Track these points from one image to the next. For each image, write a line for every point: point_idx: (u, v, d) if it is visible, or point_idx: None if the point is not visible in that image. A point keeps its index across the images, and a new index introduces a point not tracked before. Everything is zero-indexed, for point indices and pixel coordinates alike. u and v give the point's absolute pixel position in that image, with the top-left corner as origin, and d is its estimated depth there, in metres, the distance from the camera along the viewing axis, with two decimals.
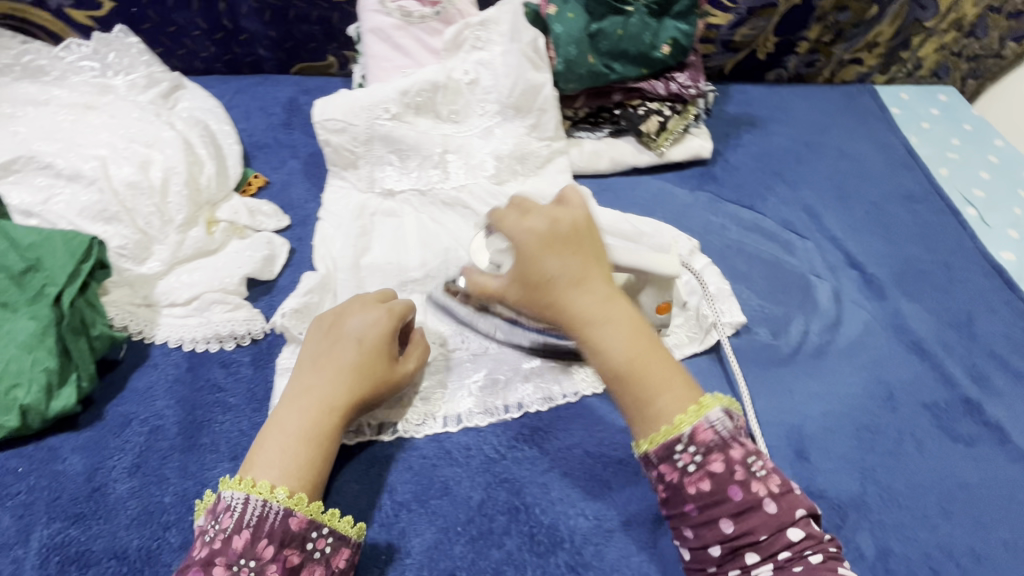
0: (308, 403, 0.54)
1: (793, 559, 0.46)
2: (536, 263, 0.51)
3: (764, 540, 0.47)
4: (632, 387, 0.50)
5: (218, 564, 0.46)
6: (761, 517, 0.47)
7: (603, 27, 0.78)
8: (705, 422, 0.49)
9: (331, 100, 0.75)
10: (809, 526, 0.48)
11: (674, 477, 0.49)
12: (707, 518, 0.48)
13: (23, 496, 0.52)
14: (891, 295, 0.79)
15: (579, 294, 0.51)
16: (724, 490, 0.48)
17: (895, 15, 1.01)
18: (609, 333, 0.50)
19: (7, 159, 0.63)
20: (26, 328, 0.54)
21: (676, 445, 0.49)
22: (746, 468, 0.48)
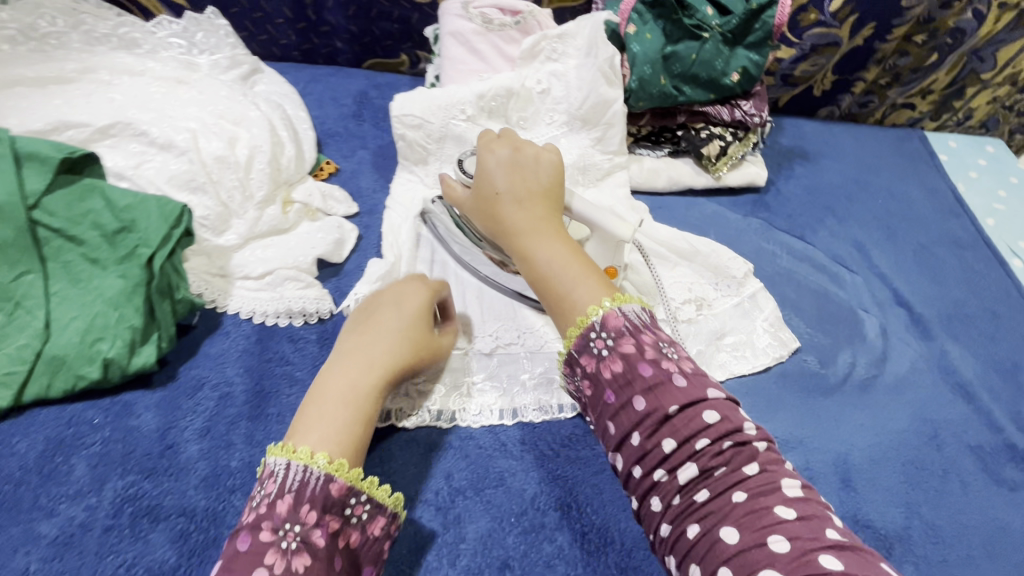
0: (347, 367, 0.53)
1: (720, 453, 0.42)
2: (488, 181, 0.58)
3: (678, 419, 0.44)
4: (551, 284, 0.52)
5: (264, 530, 0.43)
6: (671, 393, 0.45)
7: (677, 50, 0.80)
8: (618, 311, 0.48)
9: (410, 96, 0.78)
10: (726, 411, 0.44)
11: (592, 365, 0.48)
12: (623, 402, 0.46)
13: (98, 447, 0.53)
14: (937, 335, 0.80)
15: (516, 208, 0.56)
16: (635, 368, 0.46)
17: (952, 64, 1.02)
18: (536, 238, 0.54)
19: (106, 123, 0.66)
20: (115, 285, 0.56)
21: (590, 333, 0.48)
22: (658, 350, 0.47)
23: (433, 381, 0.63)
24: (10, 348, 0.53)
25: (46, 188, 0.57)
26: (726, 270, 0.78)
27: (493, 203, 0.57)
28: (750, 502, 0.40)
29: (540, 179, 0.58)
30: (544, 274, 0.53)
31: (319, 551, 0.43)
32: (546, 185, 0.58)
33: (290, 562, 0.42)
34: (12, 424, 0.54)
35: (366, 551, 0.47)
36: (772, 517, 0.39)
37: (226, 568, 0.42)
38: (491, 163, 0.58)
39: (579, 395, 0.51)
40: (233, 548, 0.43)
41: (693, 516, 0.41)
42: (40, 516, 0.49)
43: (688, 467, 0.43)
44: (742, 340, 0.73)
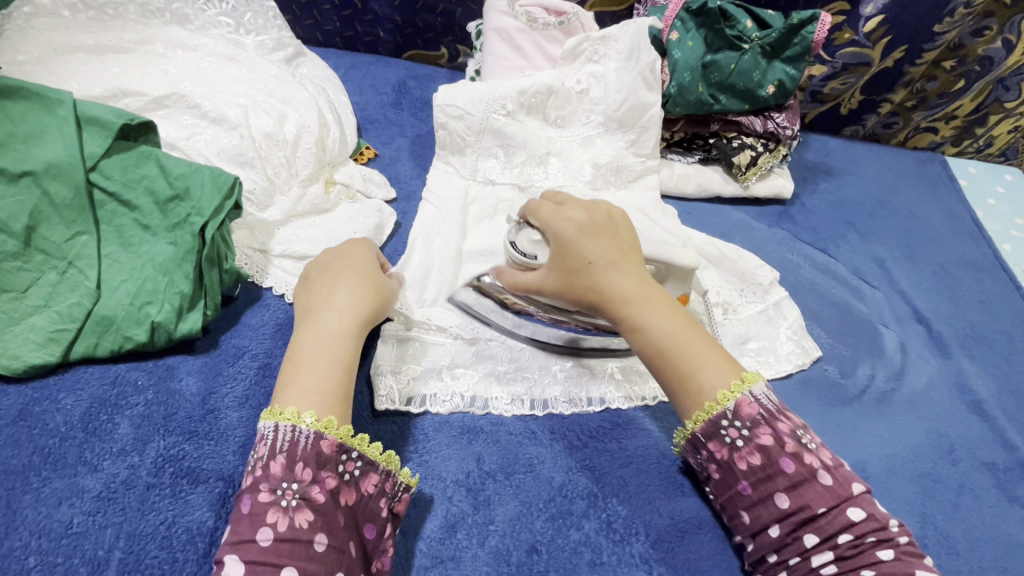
0: (318, 319, 0.56)
1: (858, 544, 0.47)
2: (575, 249, 0.58)
3: (820, 514, 0.48)
4: (673, 361, 0.53)
5: (263, 490, 0.46)
6: (813, 488, 0.49)
7: (717, 59, 0.82)
8: (750, 398, 0.52)
9: (455, 88, 0.80)
10: (867, 506, 0.48)
11: (724, 453, 0.52)
12: (764, 494, 0.50)
13: (141, 408, 0.54)
14: (955, 354, 0.81)
15: (615, 277, 0.57)
16: (772, 461, 0.50)
17: (978, 91, 1.04)
18: (648, 312, 0.55)
19: (161, 94, 0.68)
20: (166, 252, 0.57)
21: (722, 421, 0.51)
22: (795, 441, 0.50)
23: (466, 370, 0.65)
24: (61, 306, 0.54)
25: (105, 152, 0.58)
26: (753, 276, 0.79)
27: (586, 273, 0.57)
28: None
29: (626, 241, 0.60)
30: (663, 349, 0.54)
31: (319, 506, 0.46)
32: (629, 249, 0.59)
33: (292, 519, 0.45)
34: (58, 380, 0.55)
35: (363, 506, 0.50)
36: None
37: (233, 530, 0.45)
38: (573, 230, 0.59)
39: (705, 474, 0.55)
40: (238, 511, 0.46)
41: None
42: (84, 471, 0.50)
43: (824, 553, 0.47)
44: (766, 347, 0.75)
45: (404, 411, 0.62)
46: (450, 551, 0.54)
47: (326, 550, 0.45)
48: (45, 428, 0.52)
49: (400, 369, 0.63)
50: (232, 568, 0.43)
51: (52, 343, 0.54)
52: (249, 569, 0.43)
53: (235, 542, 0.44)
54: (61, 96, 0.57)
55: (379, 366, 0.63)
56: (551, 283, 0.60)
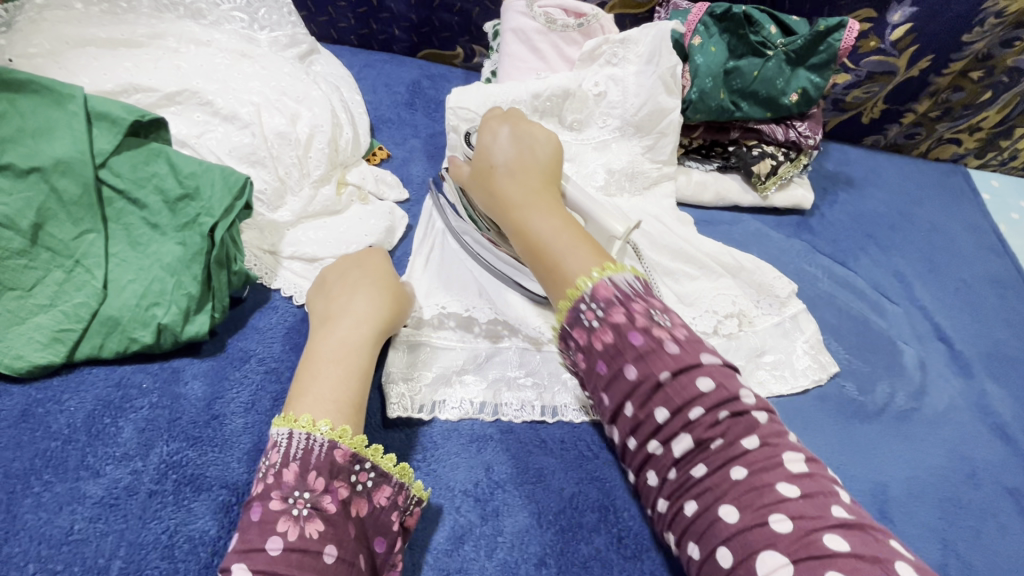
0: (335, 327, 0.55)
1: (715, 425, 0.46)
2: (487, 154, 0.63)
3: (675, 392, 0.47)
4: (543, 254, 0.55)
5: (274, 498, 0.45)
6: (663, 362, 0.47)
7: (740, 65, 0.81)
8: (607, 281, 0.51)
9: (469, 89, 0.78)
10: (722, 384, 0.47)
11: (584, 336, 0.51)
12: (615, 373, 0.49)
13: (146, 412, 0.53)
14: (977, 373, 0.79)
15: (510, 181, 0.60)
16: (625, 338, 0.49)
17: (1005, 103, 1.01)
18: (528, 209, 0.58)
19: (173, 90, 0.67)
20: (175, 252, 0.56)
21: (580, 304, 0.51)
22: (648, 318, 0.49)
23: (476, 376, 0.64)
24: (66, 305, 0.53)
25: (115, 149, 0.57)
26: (770, 288, 0.77)
27: (488, 173, 0.62)
28: (752, 478, 0.44)
29: (537, 155, 0.63)
30: (538, 242, 0.56)
31: (331, 517, 0.45)
32: (544, 164, 0.63)
33: (303, 529, 0.44)
34: (62, 381, 0.54)
35: (375, 518, 0.48)
36: (773, 494, 0.43)
37: (242, 538, 0.43)
38: (492, 141, 0.64)
39: (574, 366, 0.54)
40: (247, 518, 0.44)
41: (691, 494, 0.46)
42: (86, 476, 0.49)
43: (684, 440, 0.47)
44: (783, 361, 0.73)
45: (415, 418, 0.61)
46: (457, 563, 0.53)
47: (335, 562, 0.44)
48: (48, 431, 0.51)
49: (410, 372, 0.62)
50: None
51: (56, 343, 0.53)
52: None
53: (243, 551, 0.42)
54: (71, 91, 0.56)
55: (389, 373, 0.61)
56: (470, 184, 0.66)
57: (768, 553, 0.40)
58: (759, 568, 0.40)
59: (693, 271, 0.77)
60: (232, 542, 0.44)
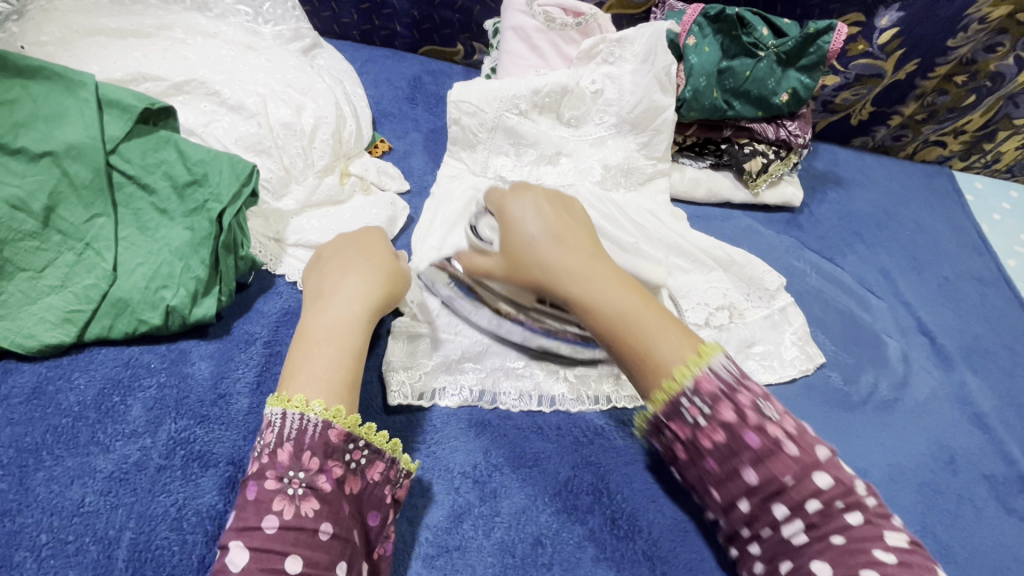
0: (327, 305, 0.56)
1: (827, 512, 0.47)
2: (523, 233, 0.59)
3: (793, 489, 0.48)
4: (629, 341, 0.54)
5: (270, 477, 0.47)
6: (782, 460, 0.48)
7: (733, 65, 0.83)
8: (707, 372, 0.51)
9: (469, 85, 0.81)
10: (837, 475, 0.48)
11: (687, 433, 0.51)
12: (730, 471, 0.50)
13: (154, 391, 0.55)
14: (957, 366, 0.82)
15: (563, 258, 0.57)
16: (739, 437, 0.49)
17: (989, 106, 1.04)
18: (595, 288, 0.56)
19: (181, 80, 0.68)
20: (183, 237, 0.58)
21: (682, 401, 0.51)
22: (758, 413, 0.50)
23: (475, 364, 0.66)
24: (76, 287, 0.54)
25: (125, 136, 0.58)
26: (760, 281, 0.80)
27: (527, 248, 0.59)
28: (850, 545, 0.46)
29: (571, 223, 0.61)
30: (615, 324, 0.54)
31: (325, 495, 0.47)
32: (581, 230, 0.61)
33: (299, 508, 0.46)
34: (72, 360, 0.55)
35: (369, 494, 0.50)
36: (869, 557, 0.45)
37: (240, 515, 0.46)
38: (519, 213, 0.61)
39: (671, 455, 0.54)
40: (245, 496, 0.46)
41: (787, 556, 0.48)
42: (97, 451, 0.51)
43: (794, 523, 0.48)
44: (772, 352, 0.75)
45: (415, 405, 0.63)
46: (456, 541, 0.55)
47: (330, 538, 0.46)
48: (58, 408, 0.52)
49: (410, 362, 0.64)
50: (237, 554, 0.43)
51: (67, 323, 0.54)
52: (254, 556, 0.43)
53: (240, 529, 0.44)
54: (83, 78, 0.57)
55: (389, 362, 0.63)
56: (495, 260, 0.61)
57: None
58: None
59: (686, 264, 0.79)
60: (232, 520, 0.46)
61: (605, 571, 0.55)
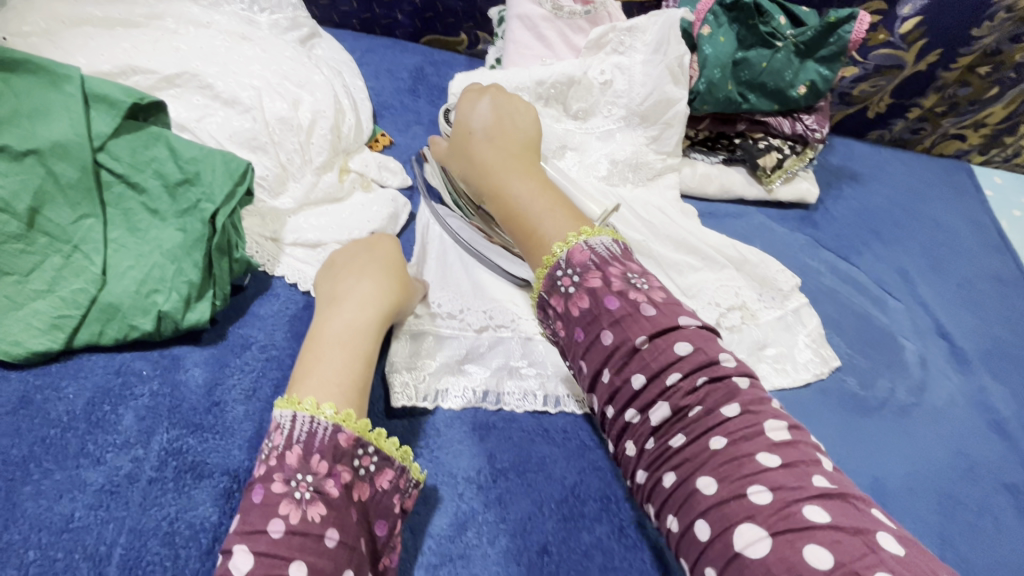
0: (340, 309, 0.55)
1: (693, 391, 0.47)
2: (462, 121, 0.65)
3: (649, 356, 0.49)
4: (520, 220, 0.59)
5: (276, 480, 0.44)
6: (638, 323, 0.50)
7: (749, 56, 0.80)
8: (582, 246, 0.55)
9: (473, 77, 0.78)
10: (700, 348, 0.49)
11: (561, 303, 0.54)
12: (592, 338, 0.52)
13: (146, 399, 0.53)
14: (976, 369, 0.79)
15: (485, 146, 0.63)
16: (601, 302, 0.52)
17: (1011, 99, 1.00)
18: (505, 178, 0.61)
19: (173, 73, 0.65)
20: (175, 238, 0.55)
21: (557, 271, 0.55)
22: (623, 281, 0.52)
23: (479, 364, 0.64)
24: (64, 291, 0.52)
25: (113, 132, 0.56)
26: (773, 281, 0.77)
27: (467, 140, 0.64)
28: (730, 448, 0.44)
29: (514, 122, 0.65)
30: (517, 209, 0.60)
31: (333, 500, 0.44)
32: (520, 129, 0.65)
33: (306, 512, 0.43)
34: (60, 367, 0.53)
35: (376, 502, 0.48)
36: (753, 465, 0.43)
37: (245, 519, 0.43)
38: (467, 108, 0.65)
39: (555, 336, 0.56)
40: (250, 500, 0.44)
41: (670, 465, 0.46)
42: (87, 463, 0.49)
43: (661, 407, 0.48)
44: (785, 354, 0.73)
45: (419, 407, 0.60)
46: (460, 549, 0.53)
47: (337, 546, 0.43)
48: (47, 418, 0.50)
49: (411, 358, 0.62)
50: (241, 558, 0.41)
51: (55, 330, 0.52)
52: (259, 561, 0.41)
53: (246, 533, 0.42)
54: (68, 72, 0.55)
55: (394, 362, 0.61)
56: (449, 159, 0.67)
57: (745, 525, 0.41)
58: (737, 541, 0.40)
59: (696, 262, 0.77)
60: (235, 524, 0.43)
61: None
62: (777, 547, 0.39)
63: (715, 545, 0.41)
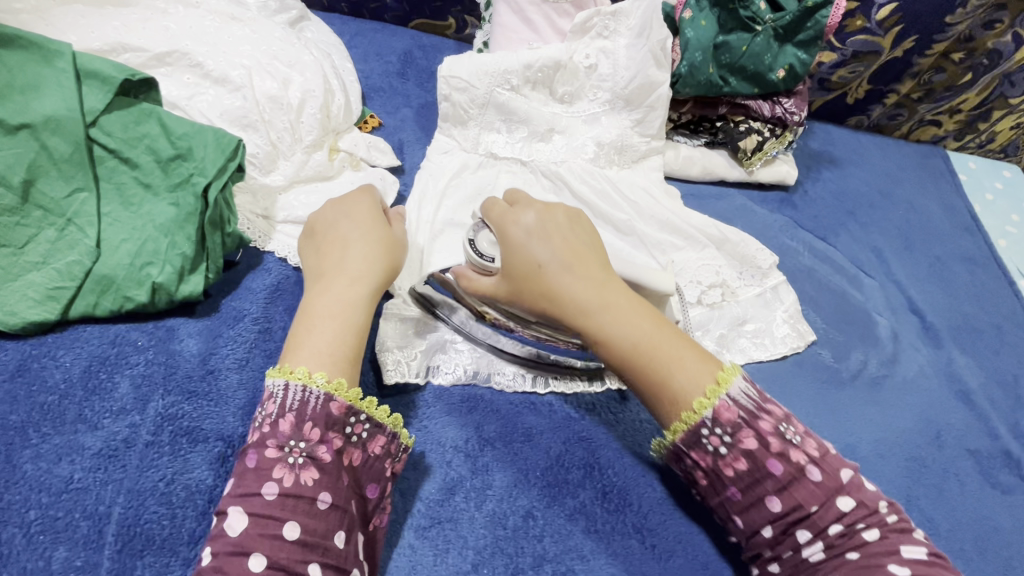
0: (328, 284, 0.55)
1: (849, 532, 0.48)
2: (527, 255, 0.57)
3: (815, 512, 0.49)
4: (646, 369, 0.53)
5: (270, 446, 0.47)
6: (805, 485, 0.49)
7: (729, 40, 0.82)
8: (727, 400, 0.51)
9: (461, 59, 0.79)
10: (859, 497, 0.49)
11: (709, 461, 0.52)
12: (753, 500, 0.51)
13: (141, 368, 0.54)
14: (946, 344, 0.82)
15: (571, 283, 0.56)
16: (764, 465, 0.50)
17: (984, 86, 1.03)
18: (609, 319, 0.55)
19: (163, 51, 0.66)
20: (168, 213, 0.57)
21: (703, 430, 0.51)
22: (780, 439, 0.51)
23: (470, 343, 0.66)
24: (59, 263, 0.53)
25: (105, 108, 0.57)
26: (753, 260, 0.79)
27: (539, 276, 0.56)
28: (865, 560, 0.47)
29: (580, 244, 0.59)
30: (634, 353, 0.54)
31: (326, 465, 0.47)
32: (587, 249, 0.59)
33: (298, 476, 0.46)
34: (56, 338, 0.54)
35: (369, 466, 0.50)
36: (886, 573, 0.46)
37: (241, 482, 0.46)
38: (522, 236, 0.58)
39: (692, 480, 0.55)
40: (245, 464, 0.47)
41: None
42: (84, 428, 0.50)
43: (817, 545, 0.49)
44: (764, 331, 0.75)
45: (410, 384, 0.62)
46: (448, 513, 0.55)
47: (329, 508, 0.46)
48: (44, 385, 0.52)
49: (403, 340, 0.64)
50: (236, 519, 0.44)
51: (50, 301, 0.53)
52: (253, 521, 0.44)
53: (240, 495, 0.45)
54: (59, 47, 0.56)
55: (383, 342, 0.63)
56: (506, 293, 0.58)
57: None
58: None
59: (679, 242, 0.79)
60: (231, 487, 0.46)
61: (596, 543, 0.56)
62: None
63: None
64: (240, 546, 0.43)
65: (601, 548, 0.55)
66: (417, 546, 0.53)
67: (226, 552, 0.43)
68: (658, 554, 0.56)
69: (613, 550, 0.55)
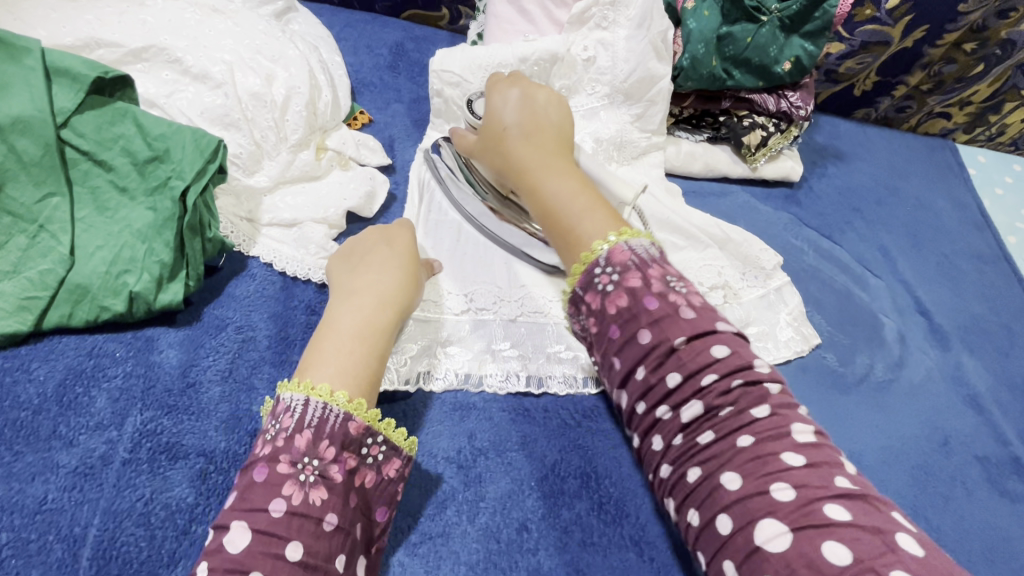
0: (355, 302, 0.53)
1: (726, 390, 0.46)
2: (495, 113, 0.63)
3: (685, 354, 0.48)
4: (558, 218, 0.57)
5: (282, 461, 0.44)
6: (677, 325, 0.49)
7: (733, 31, 0.78)
8: (622, 246, 0.53)
9: (453, 52, 0.76)
10: (739, 354, 0.48)
11: (597, 301, 0.53)
12: (629, 338, 0.51)
13: (119, 381, 0.52)
14: (954, 346, 0.80)
15: (520, 142, 0.61)
16: (641, 304, 0.50)
17: (995, 77, 1.00)
18: (544, 175, 0.59)
19: (139, 46, 0.63)
20: (145, 218, 0.54)
21: (596, 269, 0.53)
22: (662, 283, 0.51)
23: (461, 347, 0.63)
24: (31, 272, 0.51)
25: (77, 108, 0.54)
26: (756, 260, 0.77)
27: (500, 135, 0.62)
28: (758, 447, 0.43)
29: (551, 117, 0.63)
30: (553, 207, 0.58)
31: (336, 485, 0.44)
32: (556, 123, 0.63)
33: (307, 495, 0.43)
34: (30, 350, 0.52)
35: (380, 490, 0.48)
36: (778, 463, 0.42)
37: (245, 496, 0.43)
38: (500, 100, 0.63)
39: (583, 333, 0.56)
40: (251, 478, 0.44)
41: (695, 461, 0.46)
42: (59, 445, 0.48)
43: (693, 405, 0.47)
44: (767, 334, 0.73)
45: (400, 391, 0.60)
46: (439, 528, 0.53)
47: (334, 530, 0.43)
48: (17, 400, 0.49)
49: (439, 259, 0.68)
50: (238, 534, 0.41)
51: (22, 311, 0.50)
52: (256, 538, 0.41)
53: (246, 509, 0.42)
54: (27, 43, 0.53)
55: None
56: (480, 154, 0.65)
57: (765, 521, 0.40)
58: (757, 535, 0.40)
59: (680, 241, 0.76)
60: (234, 500, 0.43)
61: (592, 557, 0.54)
62: (797, 542, 0.38)
63: (736, 539, 0.41)
64: (241, 564, 0.40)
65: (597, 562, 0.53)
66: (407, 563, 0.51)
67: (222, 568, 0.40)
68: (656, 568, 0.54)
69: (610, 564, 0.54)
